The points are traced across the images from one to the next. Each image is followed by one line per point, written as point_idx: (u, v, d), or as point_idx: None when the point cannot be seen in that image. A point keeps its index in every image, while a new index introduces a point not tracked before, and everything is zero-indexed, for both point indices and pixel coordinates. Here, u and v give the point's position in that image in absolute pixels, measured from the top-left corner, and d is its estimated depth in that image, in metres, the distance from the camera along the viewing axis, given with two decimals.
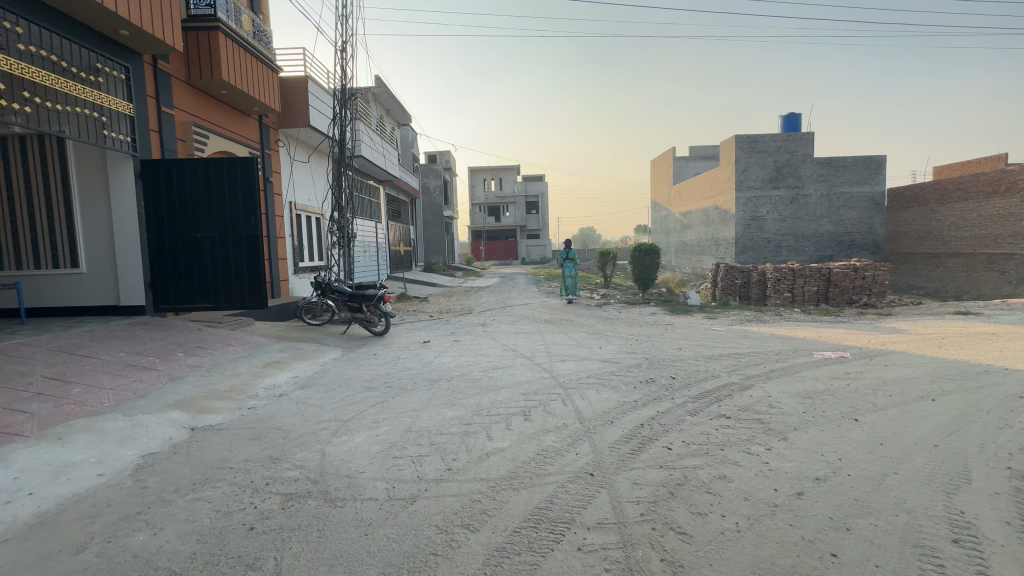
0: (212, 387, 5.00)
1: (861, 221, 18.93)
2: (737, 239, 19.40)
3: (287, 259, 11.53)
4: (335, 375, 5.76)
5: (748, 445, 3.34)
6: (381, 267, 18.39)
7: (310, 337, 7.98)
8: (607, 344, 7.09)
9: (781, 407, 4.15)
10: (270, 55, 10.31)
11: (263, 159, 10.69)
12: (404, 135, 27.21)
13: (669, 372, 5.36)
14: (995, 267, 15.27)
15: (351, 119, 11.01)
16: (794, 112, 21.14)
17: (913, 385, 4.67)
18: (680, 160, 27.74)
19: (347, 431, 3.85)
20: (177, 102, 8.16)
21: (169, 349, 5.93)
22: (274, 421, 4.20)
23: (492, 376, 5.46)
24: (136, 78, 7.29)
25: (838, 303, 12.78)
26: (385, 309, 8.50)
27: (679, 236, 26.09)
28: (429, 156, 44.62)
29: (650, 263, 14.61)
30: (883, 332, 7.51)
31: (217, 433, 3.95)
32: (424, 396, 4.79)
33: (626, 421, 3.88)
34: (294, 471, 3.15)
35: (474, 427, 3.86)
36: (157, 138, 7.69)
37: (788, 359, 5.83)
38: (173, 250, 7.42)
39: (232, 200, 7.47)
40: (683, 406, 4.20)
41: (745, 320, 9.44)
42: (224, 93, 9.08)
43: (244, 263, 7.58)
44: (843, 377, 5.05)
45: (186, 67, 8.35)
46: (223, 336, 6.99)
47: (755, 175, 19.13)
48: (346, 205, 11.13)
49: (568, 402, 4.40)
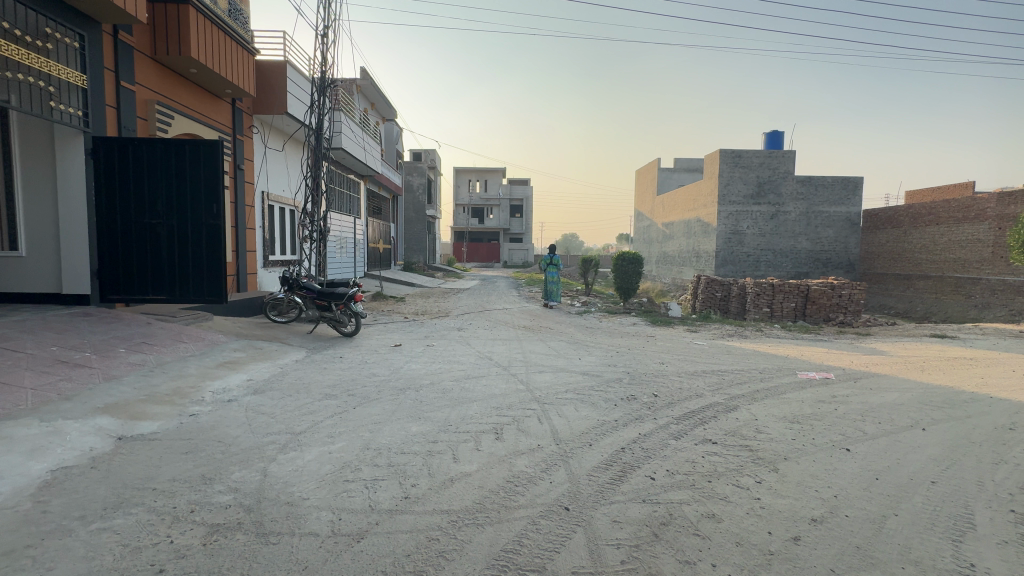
0: (153, 389, 4.51)
1: (837, 240, 19.23)
2: (718, 252, 19.47)
3: (256, 252, 10.95)
4: (294, 380, 5.31)
5: (737, 476, 3.08)
6: (356, 265, 17.85)
7: (272, 336, 7.48)
8: (586, 355, 6.80)
9: (768, 432, 3.91)
10: (246, 35, 9.78)
11: (233, 145, 10.11)
12: (388, 130, 26.67)
13: (651, 388, 5.08)
14: (962, 291, 15.62)
15: (330, 107, 10.53)
16: (777, 131, 21.41)
17: (901, 412, 4.48)
18: (664, 172, 27.90)
19: (296, 447, 3.44)
20: (139, 78, 7.57)
21: (110, 344, 5.40)
22: (215, 431, 3.76)
23: (464, 387, 5.10)
24: (93, 48, 6.71)
25: (814, 320, 12.82)
26: (355, 309, 8.00)
27: (660, 246, 26.15)
28: (414, 153, 44.06)
29: (632, 272, 14.44)
30: (862, 353, 7.42)
31: (148, 444, 3.50)
32: (388, 407, 4.40)
33: (606, 444, 3.58)
34: (227, 495, 2.74)
35: (439, 446, 3.51)
36: (114, 115, 7.09)
37: (772, 378, 5.63)
38: (124, 236, 6.84)
39: (193, 186, 6.93)
40: (666, 429, 3.92)
41: (726, 335, 9.29)
42: (194, 72, 8.52)
43: (203, 254, 7.02)
44: (830, 400, 4.85)
45: (152, 42, 7.78)
46: (176, 331, 6.46)
47: (737, 190, 19.26)
48: (321, 197, 10.60)
49: (543, 419, 4.07)
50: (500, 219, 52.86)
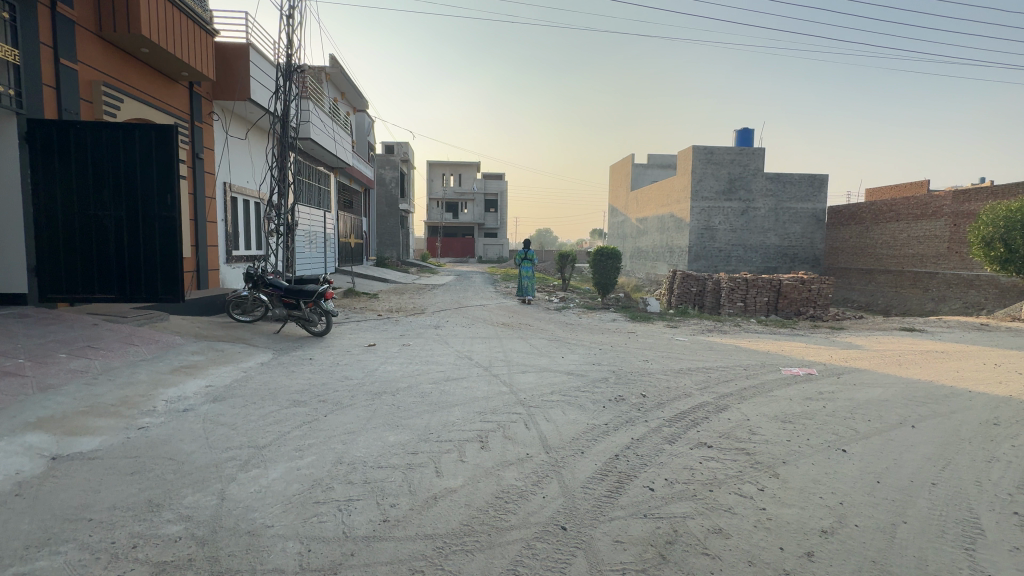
0: (96, 400, 4.04)
1: (804, 236, 19.70)
2: (690, 248, 19.69)
3: (217, 246, 10.31)
4: (259, 385, 4.91)
5: (739, 483, 2.92)
6: (326, 261, 17.23)
7: (235, 337, 6.99)
8: (569, 354, 6.59)
9: (763, 433, 3.78)
10: (205, 15, 9.13)
11: (191, 132, 9.44)
12: (360, 121, 25.85)
13: (639, 388, 4.91)
14: (920, 285, 16.23)
15: (297, 94, 9.96)
16: (748, 128, 21.74)
17: (888, 409, 4.44)
18: (638, 168, 28.07)
19: (259, 464, 3.09)
20: (82, 56, 6.89)
21: (48, 349, 4.86)
22: (167, 447, 3.36)
23: (443, 390, 4.82)
24: (26, 20, 6.01)
25: (786, 314, 13.04)
26: (326, 307, 7.58)
27: (635, 241, 26.30)
28: (386, 146, 43.05)
29: (610, 267, 14.36)
30: (838, 348, 7.47)
31: (87, 465, 3.08)
32: (362, 414, 4.07)
33: (599, 451, 3.36)
34: (177, 526, 2.40)
35: (420, 458, 3.22)
36: (53, 95, 6.42)
37: (757, 375, 5.58)
38: (66, 231, 6.20)
39: (144, 175, 6.36)
40: (659, 432, 3.74)
41: (705, 331, 9.27)
42: (145, 52, 7.87)
43: (157, 249, 6.47)
44: (817, 397, 4.78)
45: (97, 17, 7.10)
46: (126, 333, 5.92)
47: (709, 186, 19.48)
48: (288, 188, 10.03)
49: (530, 425, 3.83)
50: (474, 214, 52.38)
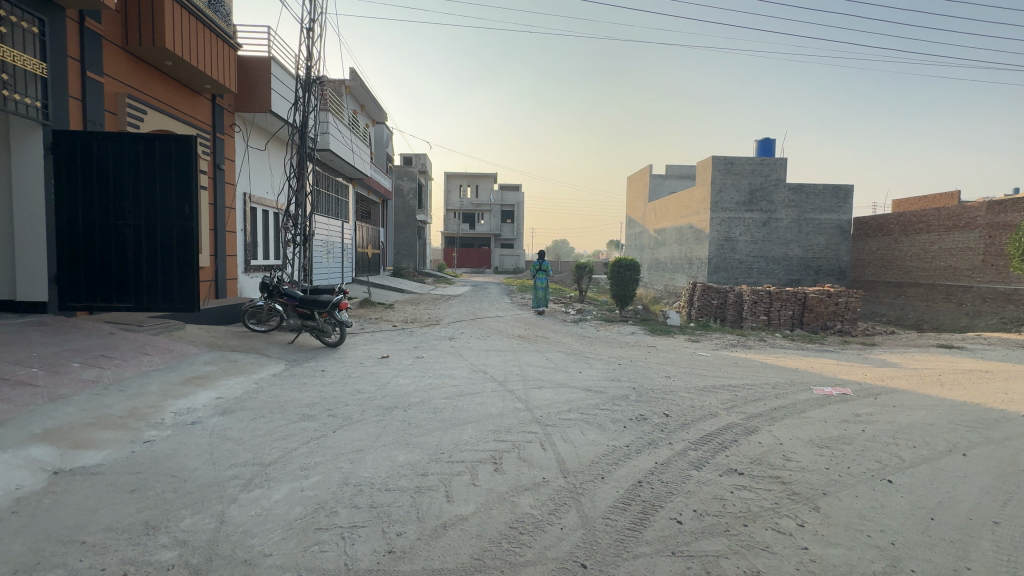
0: (105, 411, 3.98)
1: (828, 248, 19.10)
2: (710, 259, 19.27)
3: (235, 256, 10.39)
4: (269, 398, 4.80)
5: (776, 518, 2.67)
6: (343, 271, 17.33)
7: (249, 347, 6.95)
8: (587, 368, 6.35)
9: (798, 460, 3.49)
10: (228, 29, 9.30)
11: (212, 144, 9.59)
12: (379, 133, 26.19)
13: (661, 407, 4.65)
14: (954, 298, 15.50)
15: (316, 105, 10.04)
16: (769, 138, 21.35)
17: (935, 435, 4.10)
18: (656, 179, 27.77)
19: (262, 484, 2.95)
20: (108, 69, 7.03)
21: (62, 358, 4.84)
22: (170, 463, 3.25)
23: (456, 405, 4.64)
24: (55, 35, 6.14)
25: (812, 328, 12.55)
26: (340, 317, 7.50)
27: (653, 252, 25.92)
28: (404, 158, 43.57)
29: (628, 279, 14.07)
30: (873, 365, 7.04)
31: (87, 480, 2.98)
32: (372, 431, 3.91)
33: (621, 477, 3.13)
34: (171, 551, 2.26)
35: (430, 481, 3.04)
36: (78, 107, 6.53)
37: (787, 394, 5.27)
38: (87, 238, 6.26)
39: (162, 183, 6.41)
40: (685, 456, 3.50)
41: (728, 345, 8.92)
42: (169, 65, 8.02)
43: (174, 257, 6.50)
44: (854, 420, 4.46)
45: (124, 32, 7.27)
46: (141, 342, 5.91)
47: (729, 197, 19.08)
48: (305, 198, 10.06)
49: (547, 445, 3.63)
50: (490, 225, 52.52)
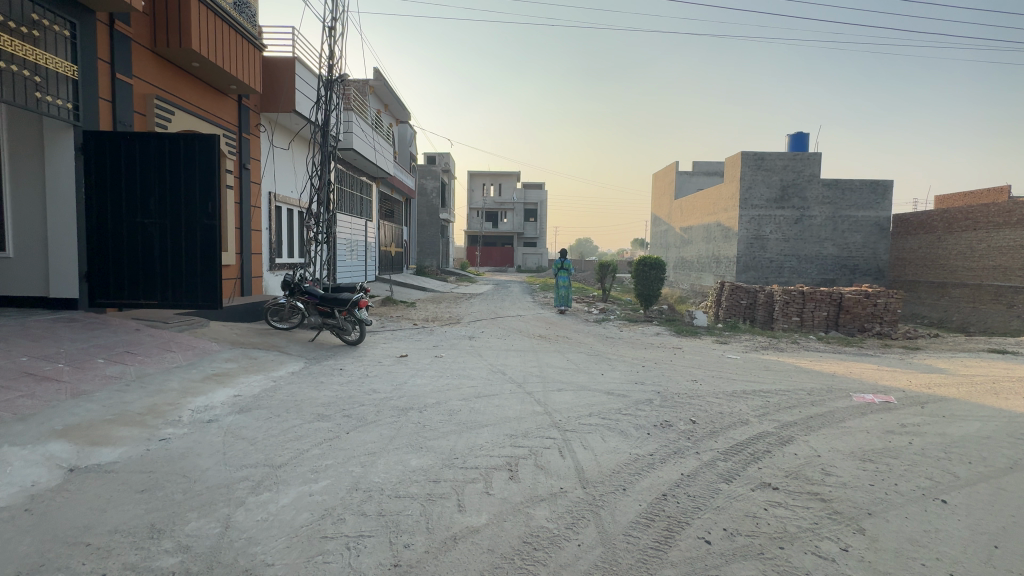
0: (124, 408, 4.00)
1: (866, 246, 18.23)
2: (738, 258, 18.67)
3: (261, 254, 10.55)
4: (286, 396, 4.78)
5: (817, 540, 2.43)
6: (367, 269, 17.49)
7: (270, 344, 6.99)
8: (609, 371, 6.14)
9: (839, 475, 3.22)
10: (254, 30, 9.42)
11: (239, 144, 9.73)
12: (402, 132, 26.38)
13: (688, 413, 4.42)
14: (1003, 300, 14.50)
15: (339, 104, 10.07)
16: (803, 132, 20.55)
17: (993, 450, 3.73)
18: (683, 176, 27.15)
19: (271, 487, 2.88)
20: (137, 71, 7.18)
21: (88, 354, 4.93)
22: (183, 462, 3.21)
23: (473, 408, 4.51)
24: (85, 38, 6.29)
25: (848, 331, 11.96)
26: (360, 316, 7.48)
27: (679, 251, 25.33)
28: (428, 157, 43.86)
29: (653, 278, 13.71)
30: (917, 371, 6.58)
31: (101, 478, 2.96)
32: (386, 433, 3.81)
33: (645, 489, 2.94)
34: (173, 557, 2.19)
35: (442, 488, 2.91)
36: (109, 109, 6.69)
37: (824, 401, 4.95)
38: (115, 237, 6.40)
39: (187, 182, 6.49)
40: (713, 468, 3.28)
41: (759, 348, 8.54)
42: (196, 66, 8.15)
43: (197, 256, 6.58)
44: (900, 432, 4.13)
45: (152, 34, 7.41)
46: (165, 339, 6.00)
47: (759, 194, 18.44)
48: (328, 197, 10.10)
49: (566, 452, 3.46)
50: (513, 224, 52.41)
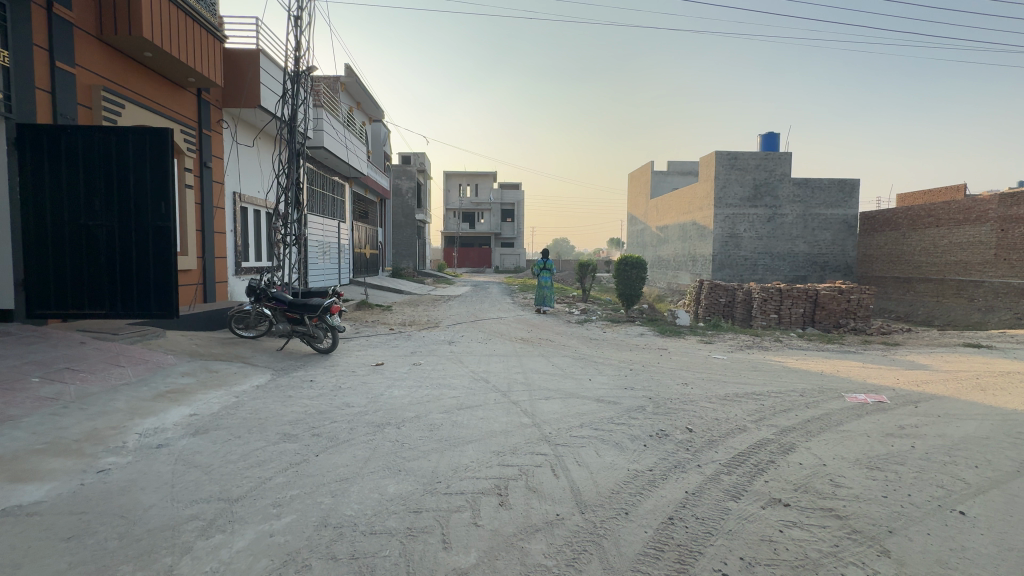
0: (58, 435, 3.52)
1: (835, 244, 18.62)
2: (714, 256, 18.82)
3: (225, 258, 9.96)
4: (249, 414, 4.35)
5: (843, 568, 2.20)
6: (340, 273, 16.89)
7: (234, 355, 6.50)
8: (596, 375, 5.88)
9: (850, 487, 3.02)
10: (215, 21, 8.87)
11: (199, 141, 9.13)
12: (376, 131, 25.66)
13: (683, 421, 4.19)
14: (965, 294, 14.93)
15: (307, 99, 9.57)
16: (774, 132, 20.87)
17: (995, 452, 3.61)
18: (658, 175, 27.32)
19: (225, 527, 2.49)
20: (80, 60, 6.56)
21: (20, 372, 4.38)
22: (123, 500, 2.78)
23: (456, 421, 4.19)
24: (18, 20, 5.66)
25: (824, 327, 12.08)
26: (332, 322, 7.06)
27: (655, 250, 25.45)
28: (403, 157, 43.07)
29: (634, 278, 13.58)
30: (901, 368, 6.53)
31: (19, 524, 2.50)
32: (360, 454, 3.45)
33: (649, 512, 2.67)
34: None
35: (423, 520, 2.57)
36: (47, 100, 6.07)
37: (817, 402, 4.81)
38: (56, 240, 5.80)
39: (137, 181, 5.94)
40: (718, 483, 3.04)
41: (743, 347, 8.45)
42: (149, 56, 7.55)
43: (150, 262, 6.03)
44: (900, 434, 3.98)
45: (99, 20, 6.81)
46: (114, 352, 5.45)
47: (734, 193, 18.62)
48: (297, 197, 9.56)
49: (560, 470, 3.17)
50: (490, 224, 52.03)
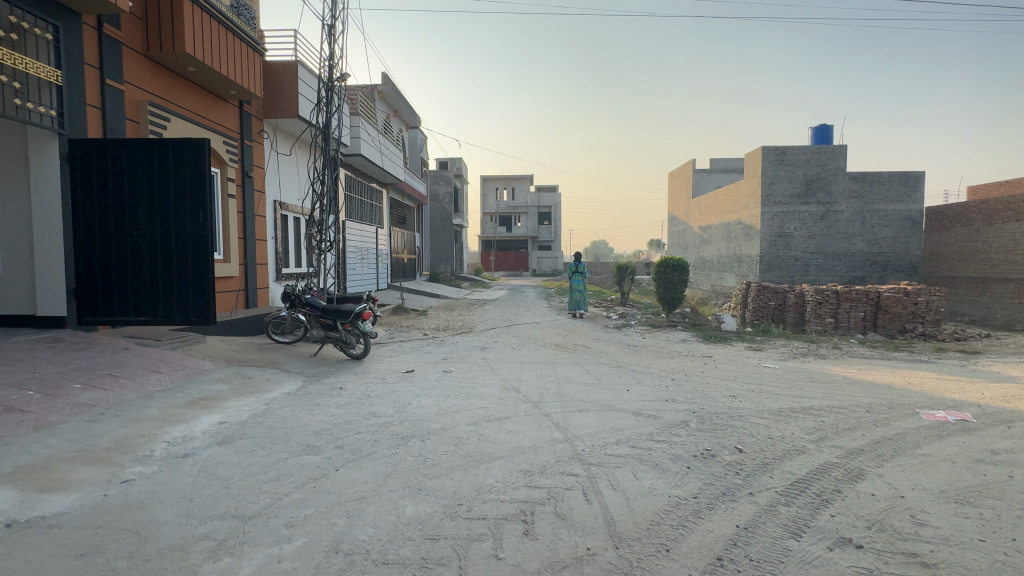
0: (90, 443, 3.56)
1: (897, 241, 17.24)
2: (762, 256, 17.86)
3: (266, 264, 10.21)
4: (275, 423, 4.29)
5: None
6: (378, 278, 17.12)
7: (269, 361, 6.56)
8: (635, 386, 5.52)
9: (936, 526, 2.57)
10: (255, 34, 9.13)
11: (240, 151, 9.41)
12: (413, 138, 26.09)
13: (732, 439, 3.79)
14: None
15: (341, 107, 9.67)
16: (826, 125, 19.65)
17: None
18: (700, 174, 26.34)
19: (234, 550, 2.36)
20: (128, 77, 6.85)
21: (63, 378, 4.51)
22: (140, 514, 2.72)
23: (483, 435, 3.96)
24: (70, 41, 5.94)
25: (887, 332, 11.06)
26: (363, 329, 6.98)
27: (698, 250, 24.46)
28: (440, 164, 43.61)
29: (675, 280, 12.99)
30: (985, 381, 5.78)
31: (37, 538, 2.47)
32: (380, 470, 3.28)
33: (694, 550, 2.34)
34: None
35: (440, 549, 2.36)
36: (98, 116, 6.35)
37: (888, 420, 4.28)
38: (103, 250, 6.04)
39: (178, 192, 6.10)
40: (774, 516, 2.67)
41: (797, 355, 7.80)
42: (193, 71, 7.82)
43: (189, 270, 6.17)
44: (994, 461, 3.43)
45: (146, 38, 7.10)
46: (154, 358, 5.58)
47: (782, 190, 17.58)
48: (333, 204, 9.64)
49: (592, 495, 2.89)
50: (527, 227, 51.82)
